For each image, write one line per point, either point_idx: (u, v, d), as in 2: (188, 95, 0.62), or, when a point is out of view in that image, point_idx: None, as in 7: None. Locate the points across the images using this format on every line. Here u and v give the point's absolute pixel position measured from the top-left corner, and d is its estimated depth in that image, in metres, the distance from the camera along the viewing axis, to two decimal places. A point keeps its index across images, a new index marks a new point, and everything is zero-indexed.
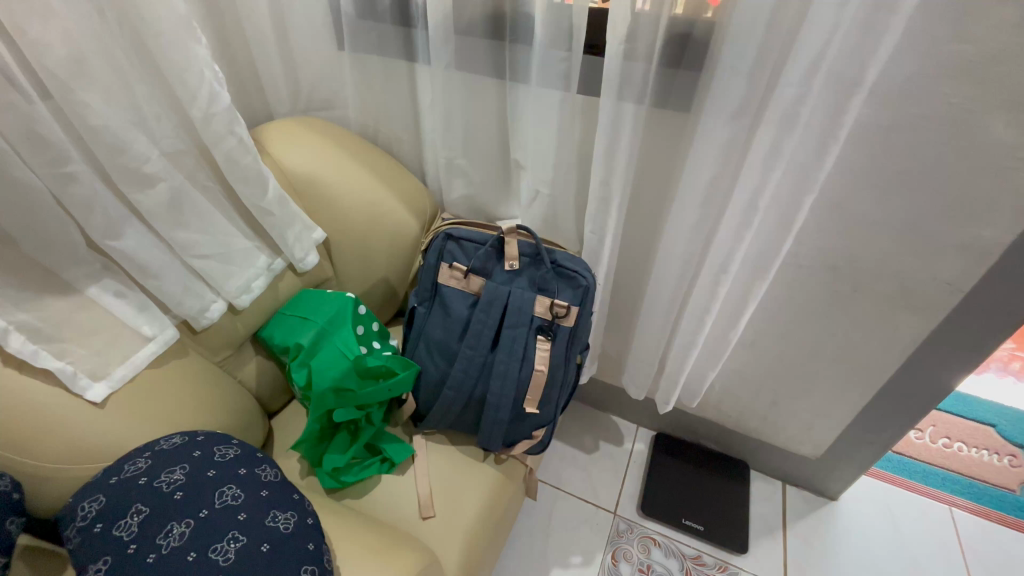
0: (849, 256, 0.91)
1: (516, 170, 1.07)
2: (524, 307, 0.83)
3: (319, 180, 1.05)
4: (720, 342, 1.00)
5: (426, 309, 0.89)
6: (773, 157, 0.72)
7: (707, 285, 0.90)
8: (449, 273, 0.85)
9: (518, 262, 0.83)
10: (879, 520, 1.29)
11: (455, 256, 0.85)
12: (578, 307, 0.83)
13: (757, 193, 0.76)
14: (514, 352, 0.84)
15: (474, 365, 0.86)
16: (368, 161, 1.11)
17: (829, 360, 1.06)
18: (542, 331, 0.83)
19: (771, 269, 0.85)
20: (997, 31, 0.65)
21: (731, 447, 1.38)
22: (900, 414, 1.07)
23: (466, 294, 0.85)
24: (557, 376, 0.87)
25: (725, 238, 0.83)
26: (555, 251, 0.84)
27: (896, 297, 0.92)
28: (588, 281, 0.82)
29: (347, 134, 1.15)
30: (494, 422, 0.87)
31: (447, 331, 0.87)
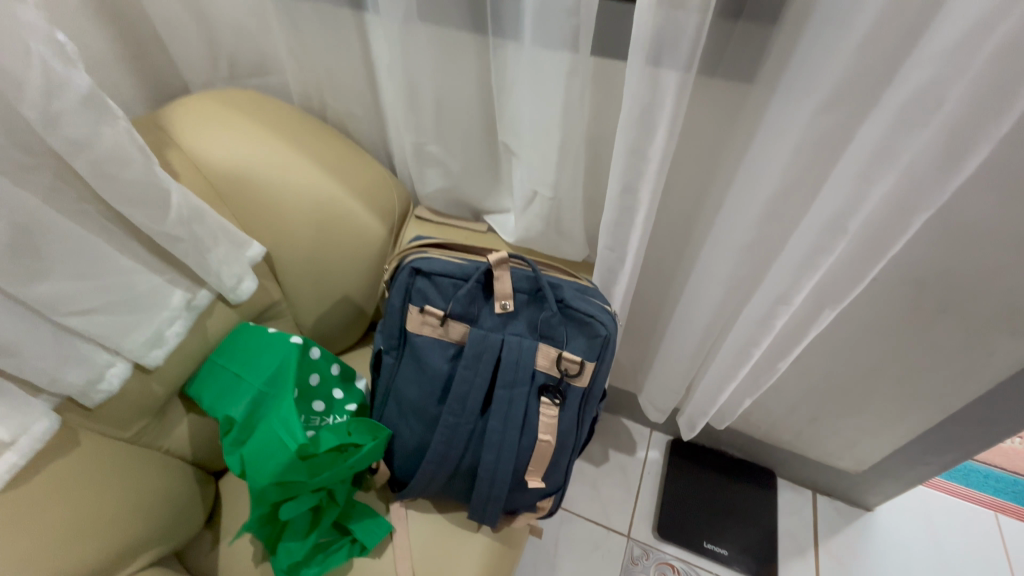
0: (944, 271, 0.69)
1: (507, 157, 0.83)
2: (523, 363, 0.63)
3: (250, 180, 0.81)
4: (766, 373, 0.80)
5: (395, 361, 0.68)
6: (887, 160, 0.49)
7: (758, 316, 0.69)
8: (420, 319, 0.64)
9: (512, 302, 0.62)
10: (918, 532, 1.17)
11: (427, 297, 0.63)
12: (594, 361, 0.63)
13: (851, 210, 0.54)
14: (511, 418, 0.65)
15: (461, 434, 0.67)
16: (313, 149, 0.85)
17: (890, 382, 0.88)
18: (546, 393, 0.64)
19: (848, 297, 0.64)
20: None
21: (756, 454, 1.23)
22: (968, 441, 0.90)
23: (445, 345, 0.65)
24: (567, 441, 0.68)
25: (791, 264, 0.62)
26: (563, 286, 0.62)
27: (998, 321, 0.72)
28: (608, 327, 0.61)
29: (286, 112, 0.88)
30: (488, 499, 0.69)
31: (423, 391, 0.67)
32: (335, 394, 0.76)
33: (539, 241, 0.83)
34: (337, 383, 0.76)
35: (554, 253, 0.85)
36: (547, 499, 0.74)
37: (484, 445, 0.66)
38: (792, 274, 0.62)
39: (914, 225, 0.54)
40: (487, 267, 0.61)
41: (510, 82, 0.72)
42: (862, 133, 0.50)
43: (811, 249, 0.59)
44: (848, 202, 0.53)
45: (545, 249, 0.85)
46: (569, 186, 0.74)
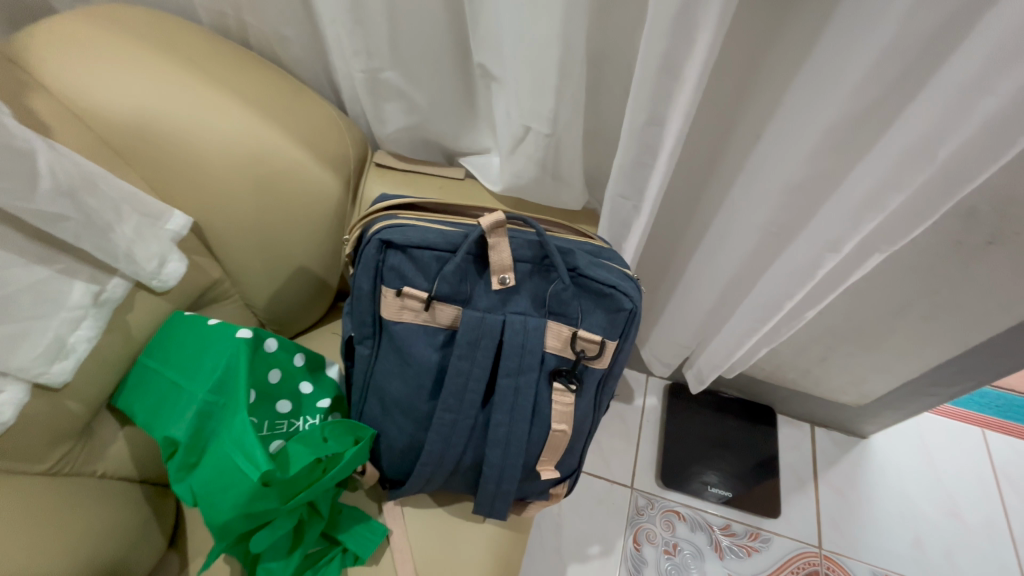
0: (1001, 196, 0.60)
1: (485, 82, 0.66)
2: (530, 347, 0.52)
3: (153, 131, 0.62)
4: (789, 322, 0.72)
5: (372, 353, 0.56)
6: (1013, 63, 0.37)
7: (799, 264, 0.59)
8: (398, 304, 0.51)
9: (513, 275, 0.50)
10: (912, 456, 1.18)
11: (404, 275, 0.50)
12: (615, 339, 0.53)
13: (945, 132, 0.42)
14: (519, 410, 0.55)
15: (459, 433, 0.56)
16: (236, 85, 0.66)
17: (912, 319, 0.82)
18: (560, 378, 0.54)
19: (908, 237, 0.54)
20: None
21: (755, 393, 1.20)
22: (982, 372, 0.86)
23: (432, 331, 0.53)
24: (583, 426, 0.59)
25: (851, 203, 0.51)
26: (574, 251, 0.51)
27: None
28: (634, 300, 0.51)
29: (193, 37, 0.67)
30: (496, 497, 0.60)
31: (410, 387, 0.55)
32: (303, 389, 0.63)
33: (530, 189, 0.69)
34: (303, 376, 0.64)
35: (548, 201, 0.71)
36: (560, 485, 0.66)
37: (488, 443, 0.56)
38: (847, 212, 0.52)
39: (1016, 152, 0.43)
40: (479, 234, 0.48)
41: None
42: (983, 26, 0.38)
43: (880, 183, 0.48)
44: (942, 121, 0.42)
45: (537, 196, 0.71)
46: (569, 117, 0.59)
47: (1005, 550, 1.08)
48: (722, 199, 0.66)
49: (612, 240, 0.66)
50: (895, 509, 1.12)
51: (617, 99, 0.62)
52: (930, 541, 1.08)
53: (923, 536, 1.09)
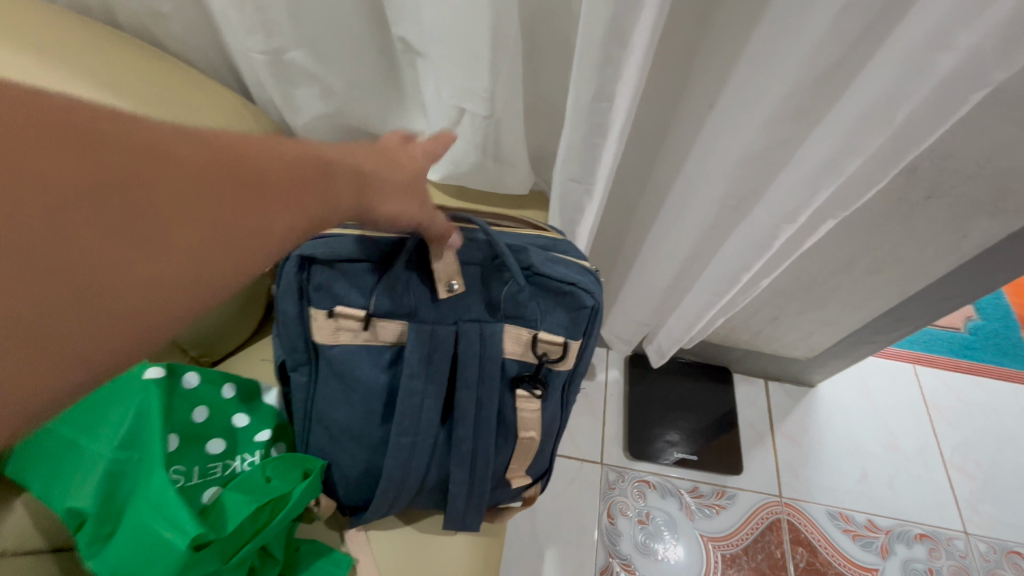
0: (939, 151, 0.61)
1: (409, 58, 0.58)
2: (489, 356, 0.48)
3: None
4: (744, 292, 0.72)
5: (313, 380, 0.50)
6: (972, 18, 0.35)
7: (756, 235, 0.58)
8: (333, 326, 0.46)
9: (460, 279, 0.46)
10: (855, 398, 1.26)
11: (336, 294, 0.45)
12: (579, 339, 0.51)
13: (899, 96, 0.41)
14: (483, 423, 0.51)
15: (421, 455, 0.52)
16: (99, 74, 0.55)
17: (858, 274, 0.84)
18: (523, 384, 0.50)
19: (861, 200, 0.53)
20: None
21: (712, 355, 1.22)
22: (920, 317, 0.90)
23: (376, 351, 0.48)
24: (552, 428, 0.57)
25: (807, 169, 0.49)
26: (526, 250, 0.47)
27: (985, 200, 0.66)
28: (595, 296, 0.49)
29: (71, 34, 0.57)
30: (467, 513, 0.57)
31: (359, 413, 0.50)
32: (237, 423, 0.56)
33: (472, 175, 0.63)
34: (236, 408, 0.57)
35: (492, 187, 0.66)
36: (531, 488, 0.64)
37: (453, 461, 0.52)
38: (804, 182, 0.50)
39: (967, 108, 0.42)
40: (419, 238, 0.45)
41: None
42: None
43: (835, 151, 0.46)
44: (896, 83, 0.40)
45: (479, 182, 0.65)
46: (507, 97, 0.53)
47: (938, 474, 1.17)
48: (675, 172, 0.63)
49: (565, 225, 0.61)
50: (843, 449, 1.19)
51: (557, 70, 0.57)
52: (875, 475, 1.16)
53: (869, 471, 1.17)
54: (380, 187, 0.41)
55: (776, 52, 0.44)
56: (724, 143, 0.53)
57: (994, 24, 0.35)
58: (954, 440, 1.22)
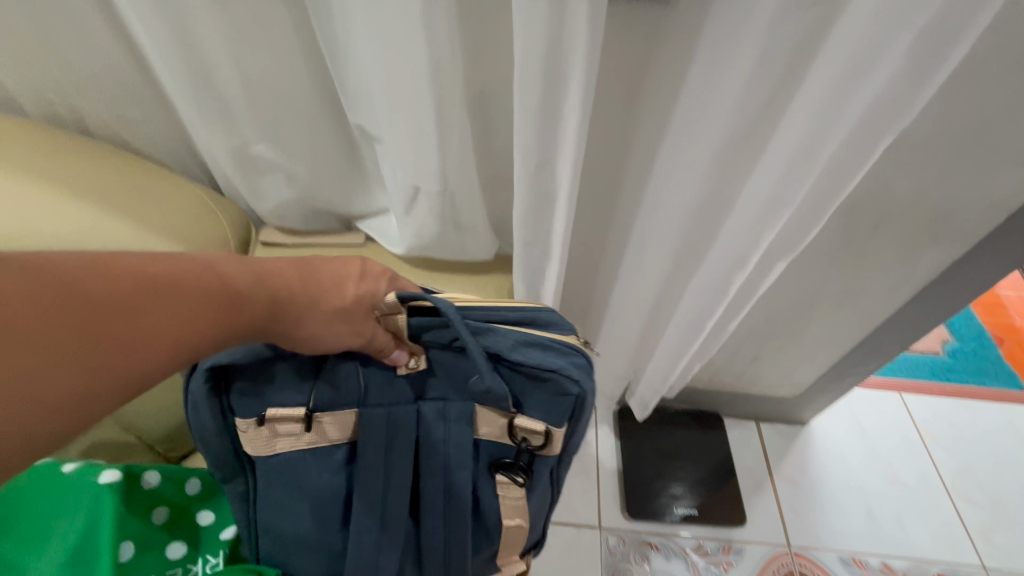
0: (875, 189, 0.65)
1: (369, 143, 0.62)
2: (454, 443, 0.49)
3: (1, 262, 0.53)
4: (715, 336, 0.73)
5: (254, 487, 0.52)
6: (863, 75, 0.40)
7: (723, 265, 0.58)
8: (269, 432, 0.48)
9: (421, 360, 0.47)
10: (848, 432, 1.24)
11: (264, 399, 0.47)
12: (563, 424, 0.49)
13: (836, 112, 0.43)
14: (451, 513, 0.52)
15: (388, 548, 0.51)
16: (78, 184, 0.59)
17: (825, 308, 0.86)
18: (499, 469, 0.51)
19: (822, 217, 0.53)
20: None
21: (701, 401, 1.21)
22: (893, 345, 0.92)
23: (320, 455, 0.49)
24: (540, 504, 0.57)
25: (765, 189, 0.50)
26: (497, 333, 0.47)
27: (926, 229, 0.69)
28: (580, 383, 0.47)
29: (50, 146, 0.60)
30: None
31: (315, 518, 0.51)
32: (202, 520, 0.56)
33: (435, 246, 0.65)
34: (200, 505, 0.56)
35: (457, 255, 0.68)
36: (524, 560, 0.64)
37: (426, 552, 0.53)
38: (748, 229, 0.53)
39: (880, 152, 0.46)
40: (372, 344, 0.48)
41: (347, 39, 0.50)
42: (831, 44, 0.40)
43: (769, 198, 0.50)
44: (833, 98, 0.42)
45: (443, 252, 0.67)
46: (459, 172, 0.56)
47: (944, 505, 1.14)
48: (629, 228, 0.66)
49: (529, 288, 0.63)
50: (845, 487, 1.16)
51: (506, 143, 0.61)
52: (881, 511, 1.13)
53: (874, 508, 1.13)
54: (311, 303, 0.41)
55: (699, 115, 0.48)
56: (669, 198, 0.56)
57: (881, 82, 0.40)
58: (954, 467, 1.20)
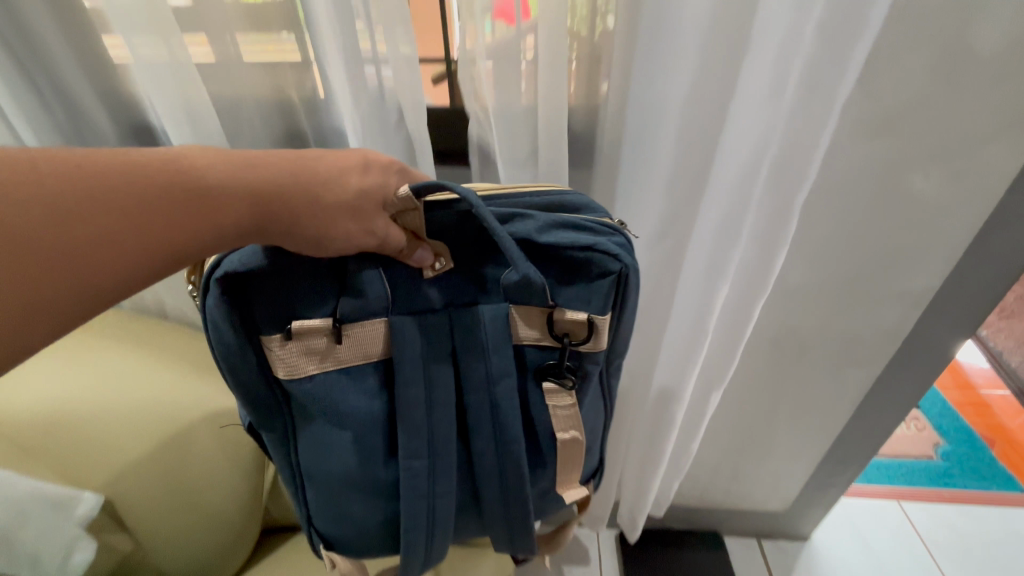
0: (788, 326, 0.80)
1: None
2: (492, 345, 0.52)
3: (102, 409, 0.73)
4: (681, 457, 0.84)
5: (295, 421, 0.55)
6: (718, 277, 0.62)
7: (708, 248, 0.62)
8: (299, 348, 0.49)
9: (443, 261, 0.50)
10: (853, 546, 1.24)
11: (291, 307, 0.48)
12: (605, 313, 0.52)
13: (738, 209, 0.57)
14: (493, 426, 0.55)
15: (443, 461, 0.55)
16: (128, 386, 0.76)
17: (784, 423, 0.96)
18: (552, 376, 0.54)
19: (798, 201, 0.56)
20: (907, 84, 0.58)
21: (699, 520, 1.23)
22: (858, 454, 1.00)
23: (358, 377, 0.52)
24: (594, 424, 0.62)
25: (745, 149, 0.55)
26: (521, 225, 0.50)
27: (841, 354, 0.84)
28: (620, 259, 0.50)
29: (144, 334, 0.86)
30: (513, 535, 0.62)
31: (358, 439, 0.53)
32: None
33: None
34: None
35: None
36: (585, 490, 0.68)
37: (478, 469, 0.57)
38: (671, 366, 0.72)
39: (752, 325, 0.67)
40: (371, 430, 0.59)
41: None
42: (688, 258, 0.64)
43: (681, 351, 0.69)
44: (777, 65, 0.50)
45: None
46: None
47: None
48: None
49: None
50: None
51: None
52: None
53: None
54: (310, 196, 0.43)
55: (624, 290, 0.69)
56: None
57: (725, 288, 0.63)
58: None
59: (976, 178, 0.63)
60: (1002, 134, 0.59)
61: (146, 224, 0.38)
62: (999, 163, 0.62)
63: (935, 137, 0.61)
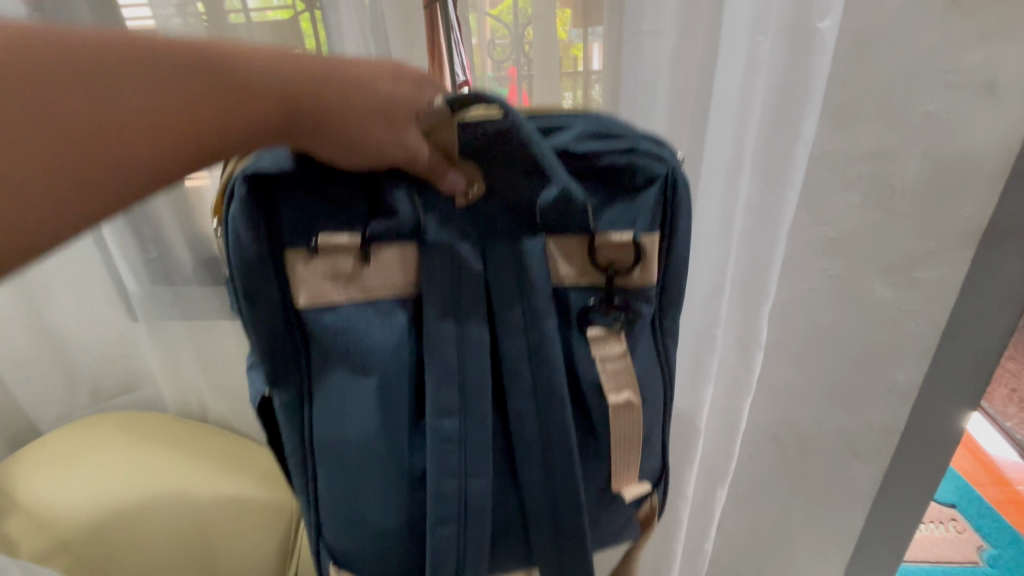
0: (787, 422, 0.85)
1: None
2: (533, 273, 0.47)
3: (146, 510, 0.77)
4: (696, 560, 0.84)
5: (308, 371, 0.46)
6: (703, 380, 0.70)
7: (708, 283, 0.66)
8: (322, 267, 0.44)
9: (477, 179, 0.46)
10: None
11: (313, 220, 0.44)
12: (655, 231, 0.48)
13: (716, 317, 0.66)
14: (537, 380, 0.48)
15: (478, 425, 0.47)
16: (172, 486, 0.80)
17: (802, 526, 0.94)
18: (597, 314, 0.48)
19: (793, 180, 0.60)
20: (849, 214, 0.70)
21: None
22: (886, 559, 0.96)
23: (384, 313, 0.46)
24: (653, 405, 0.52)
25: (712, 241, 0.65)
26: (561, 138, 0.47)
27: (844, 450, 0.85)
28: (666, 163, 0.46)
29: (193, 430, 0.91)
30: (562, 552, 0.50)
31: (384, 389, 0.45)
32: None
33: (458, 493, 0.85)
34: None
35: None
36: (645, 503, 0.56)
37: (520, 443, 0.48)
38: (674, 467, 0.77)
39: (745, 424, 0.73)
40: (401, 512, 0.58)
41: None
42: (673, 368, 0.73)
43: (679, 451, 0.75)
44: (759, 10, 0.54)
45: None
46: None
47: None
48: None
49: None
50: None
51: None
52: None
53: None
54: (340, 95, 0.41)
55: None
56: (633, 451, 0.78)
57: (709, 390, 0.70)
58: None
59: (931, 285, 0.71)
60: (943, 250, 0.69)
61: (168, 112, 0.36)
62: (949, 273, 0.70)
63: (883, 252, 0.71)
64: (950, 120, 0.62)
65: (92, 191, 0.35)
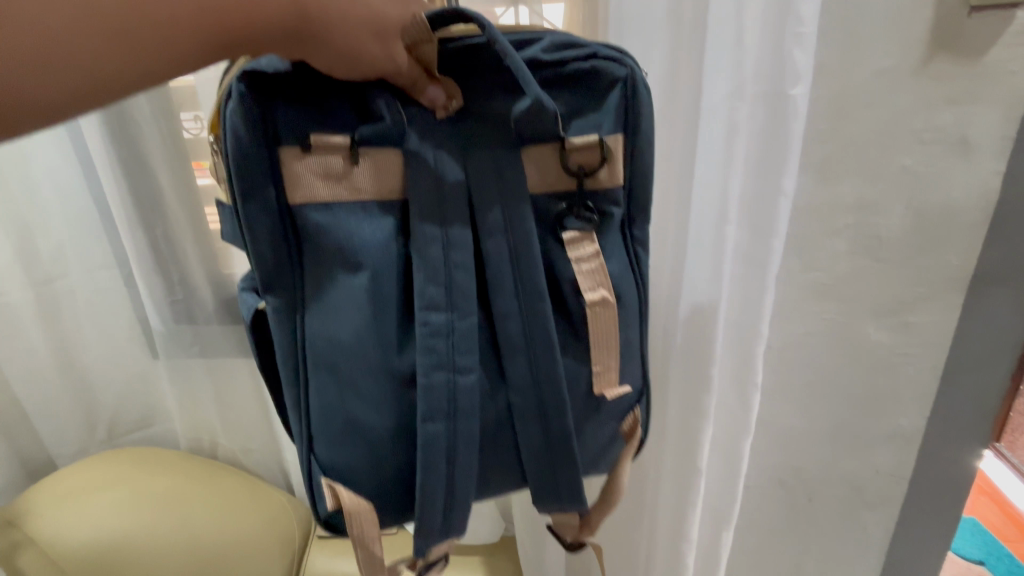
0: (793, 467, 0.85)
1: None
2: (515, 176, 0.47)
3: (163, 550, 0.79)
4: None
5: (301, 271, 0.45)
6: (701, 418, 0.71)
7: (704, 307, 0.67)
8: (315, 165, 0.43)
9: (456, 91, 0.46)
10: None
11: (304, 122, 0.43)
12: (620, 133, 0.49)
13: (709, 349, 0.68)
14: (523, 285, 0.47)
15: (464, 323, 0.46)
16: (187, 527, 0.82)
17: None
18: (569, 214, 0.49)
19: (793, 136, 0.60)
20: (838, 260, 0.72)
21: None
22: None
23: (375, 209, 0.45)
24: (629, 311, 0.52)
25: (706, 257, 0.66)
26: (529, 48, 0.47)
27: (851, 496, 0.85)
28: (626, 66, 0.48)
29: (206, 466, 0.92)
30: (550, 464, 0.50)
31: (375, 284, 0.45)
32: None
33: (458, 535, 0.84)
34: None
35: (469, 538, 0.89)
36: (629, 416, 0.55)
37: (507, 351, 0.48)
38: (678, 510, 0.76)
39: (745, 466, 0.74)
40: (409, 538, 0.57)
41: None
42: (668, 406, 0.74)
43: (681, 494, 0.75)
44: None
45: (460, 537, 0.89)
46: None
47: None
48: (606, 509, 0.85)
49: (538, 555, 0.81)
50: None
51: None
52: None
53: None
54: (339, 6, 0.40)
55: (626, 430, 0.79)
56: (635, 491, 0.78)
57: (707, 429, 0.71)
58: None
59: (924, 330, 0.73)
60: (929, 298, 0.72)
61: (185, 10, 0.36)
62: (938, 318, 0.73)
63: (876, 298, 0.73)
64: (928, 176, 0.67)
65: (91, 76, 0.35)
